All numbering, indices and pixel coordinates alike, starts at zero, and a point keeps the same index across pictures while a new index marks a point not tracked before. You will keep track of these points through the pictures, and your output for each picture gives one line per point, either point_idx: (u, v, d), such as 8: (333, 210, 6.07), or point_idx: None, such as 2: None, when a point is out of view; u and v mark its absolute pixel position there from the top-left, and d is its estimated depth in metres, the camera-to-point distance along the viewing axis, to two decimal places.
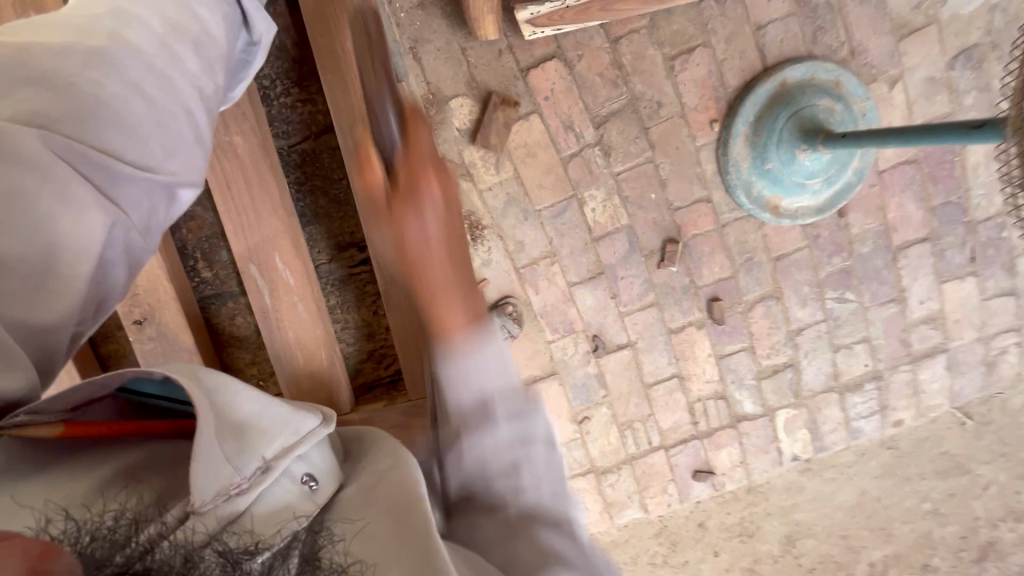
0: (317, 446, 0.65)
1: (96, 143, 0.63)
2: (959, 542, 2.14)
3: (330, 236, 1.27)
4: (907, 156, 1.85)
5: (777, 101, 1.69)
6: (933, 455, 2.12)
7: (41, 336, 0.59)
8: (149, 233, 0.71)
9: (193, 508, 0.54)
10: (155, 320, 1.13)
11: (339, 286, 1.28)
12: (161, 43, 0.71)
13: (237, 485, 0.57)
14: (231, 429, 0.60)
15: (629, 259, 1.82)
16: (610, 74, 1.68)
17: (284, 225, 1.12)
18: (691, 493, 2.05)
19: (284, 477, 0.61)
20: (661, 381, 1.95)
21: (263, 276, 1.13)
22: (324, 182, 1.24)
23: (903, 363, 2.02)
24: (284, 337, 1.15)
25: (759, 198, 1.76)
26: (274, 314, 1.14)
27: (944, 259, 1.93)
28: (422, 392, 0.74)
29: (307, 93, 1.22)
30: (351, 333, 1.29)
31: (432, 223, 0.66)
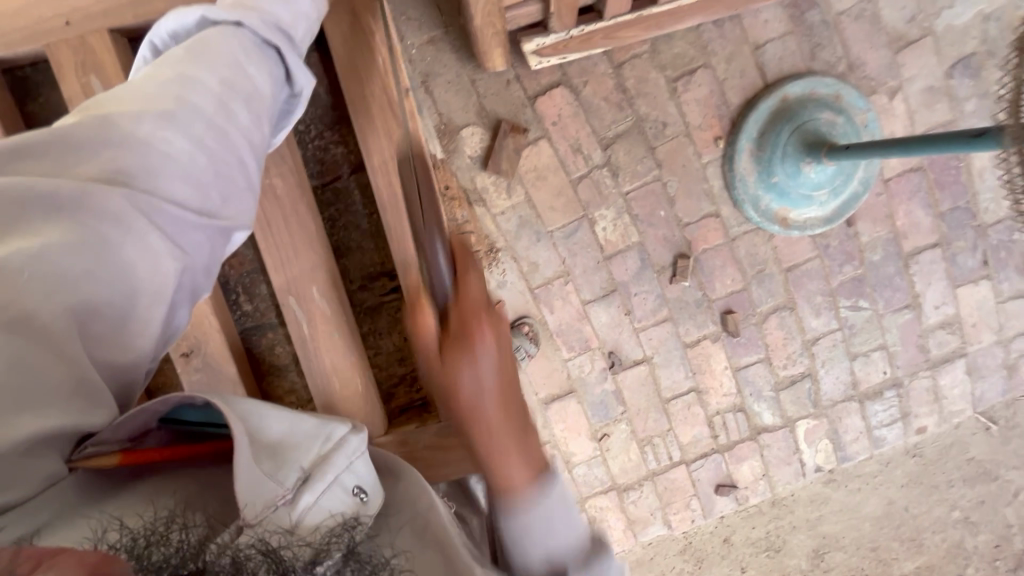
0: (358, 459, 0.72)
1: (165, 197, 0.67)
2: (992, 550, 2.11)
3: (363, 267, 1.29)
4: (912, 163, 1.87)
5: (781, 117, 1.73)
6: (959, 462, 2.09)
7: (120, 370, 0.66)
8: (210, 273, 0.76)
9: (247, 518, 0.59)
10: (201, 351, 1.17)
11: (370, 314, 1.31)
12: (217, 101, 0.74)
13: (281, 497, 0.63)
14: (266, 451, 0.67)
15: (642, 275, 1.85)
16: (615, 97, 1.73)
17: (320, 258, 1.16)
18: (715, 508, 2.03)
19: (336, 486, 0.68)
20: (678, 395, 1.96)
21: (302, 308, 1.17)
22: (355, 216, 1.28)
23: (922, 369, 2.01)
24: (321, 362, 1.19)
25: (768, 210, 1.79)
26: (312, 345, 1.18)
27: (956, 264, 1.94)
28: (416, 322, 0.75)
29: (339, 132, 1.26)
30: (384, 359, 1.32)
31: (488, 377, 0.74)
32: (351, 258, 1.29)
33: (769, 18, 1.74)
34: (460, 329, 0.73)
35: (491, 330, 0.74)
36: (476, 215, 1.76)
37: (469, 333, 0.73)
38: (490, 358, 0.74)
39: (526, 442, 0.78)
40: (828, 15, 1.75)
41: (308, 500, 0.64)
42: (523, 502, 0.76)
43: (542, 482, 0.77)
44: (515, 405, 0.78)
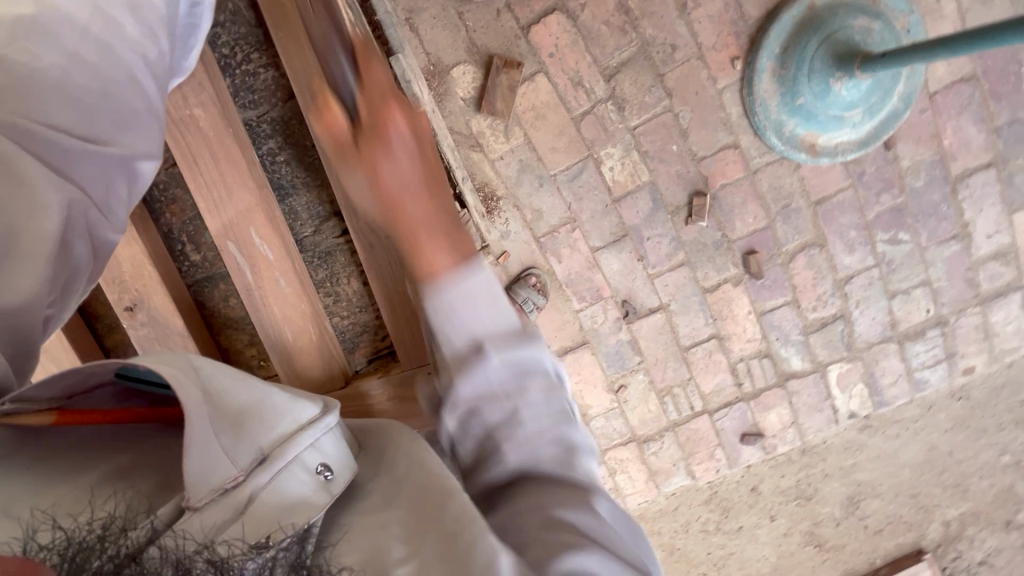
0: (324, 436, 0.65)
1: (42, 120, 0.68)
2: None
3: (312, 211, 1.19)
4: (963, 72, 1.62)
5: (805, 27, 1.52)
6: (1011, 404, 1.99)
7: (12, 320, 0.61)
8: (111, 207, 0.78)
9: (189, 503, 0.54)
10: (145, 305, 1.16)
11: (324, 260, 1.21)
12: (97, 13, 0.75)
13: (232, 479, 0.57)
14: (227, 420, 0.60)
15: (655, 217, 1.73)
16: (616, 21, 1.57)
17: (256, 196, 1.10)
18: (740, 457, 1.98)
19: (298, 465, 0.61)
20: (698, 343, 1.86)
21: (242, 251, 1.12)
22: (293, 147, 1.17)
23: (971, 306, 1.84)
24: (270, 313, 1.15)
25: (793, 137, 1.61)
26: (258, 292, 1.14)
27: (1014, 186, 1.71)
28: None
29: (267, 55, 1.14)
30: (345, 305, 1.23)
31: None
32: (295, 195, 1.19)
33: None
34: (417, 292, 0.72)
35: None
36: (472, 162, 1.66)
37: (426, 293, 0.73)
38: None
39: None
40: None
41: (262, 481, 0.58)
42: (504, 443, 0.72)
43: (518, 429, 0.72)
44: None
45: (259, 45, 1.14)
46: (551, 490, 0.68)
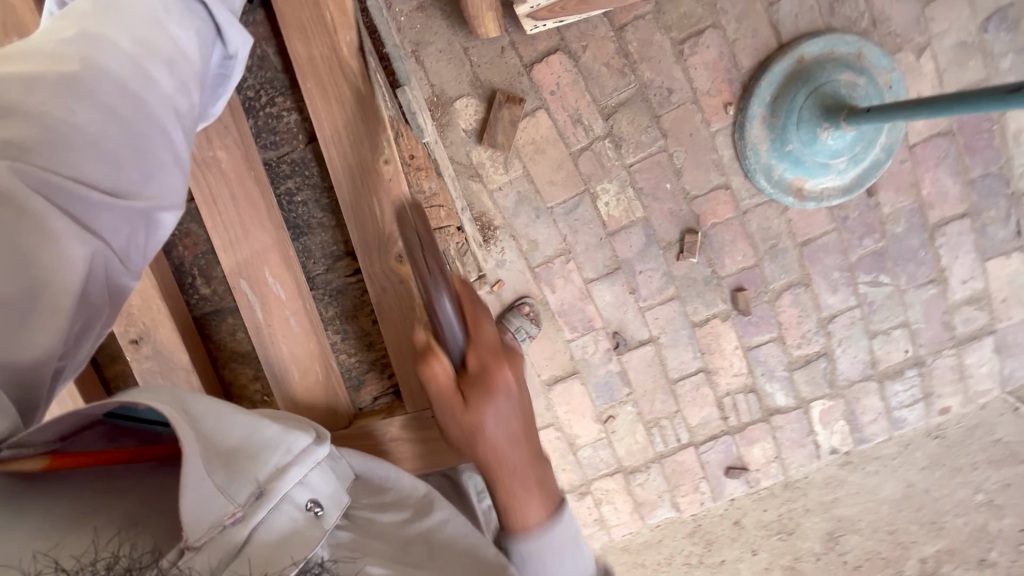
0: (314, 472, 0.75)
1: (71, 175, 0.64)
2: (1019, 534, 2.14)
3: (327, 249, 1.17)
4: (941, 127, 1.69)
5: (795, 79, 1.59)
6: (985, 443, 2.05)
7: (22, 371, 0.61)
8: (131, 259, 0.74)
9: (187, 542, 0.59)
10: (151, 338, 1.16)
11: (333, 297, 1.20)
12: (134, 64, 0.71)
13: (230, 515, 0.63)
14: (220, 460, 0.67)
15: (647, 252, 1.77)
16: (616, 63, 1.62)
17: (271, 237, 1.11)
18: (724, 490, 2.03)
19: (288, 503, 0.69)
20: (687, 375, 1.90)
21: (253, 289, 1.13)
22: (313, 189, 1.16)
23: (947, 347, 1.91)
24: (279, 353, 1.16)
25: (781, 181, 1.68)
26: (266, 329, 1.15)
27: (987, 235, 1.79)
28: (433, 372, 0.83)
29: (293, 98, 1.13)
30: (353, 345, 1.22)
31: (505, 429, 0.84)
32: (310, 236, 1.17)
33: None
34: (482, 379, 0.83)
35: (509, 371, 0.85)
36: (471, 192, 1.69)
37: (490, 381, 0.83)
38: (511, 407, 0.85)
39: (545, 484, 0.88)
40: None
41: (260, 516, 0.65)
42: (528, 512, 0.86)
43: (548, 504, 0.87)
44: (533, 448, 0.88)
45: (281, 86, 1.13)
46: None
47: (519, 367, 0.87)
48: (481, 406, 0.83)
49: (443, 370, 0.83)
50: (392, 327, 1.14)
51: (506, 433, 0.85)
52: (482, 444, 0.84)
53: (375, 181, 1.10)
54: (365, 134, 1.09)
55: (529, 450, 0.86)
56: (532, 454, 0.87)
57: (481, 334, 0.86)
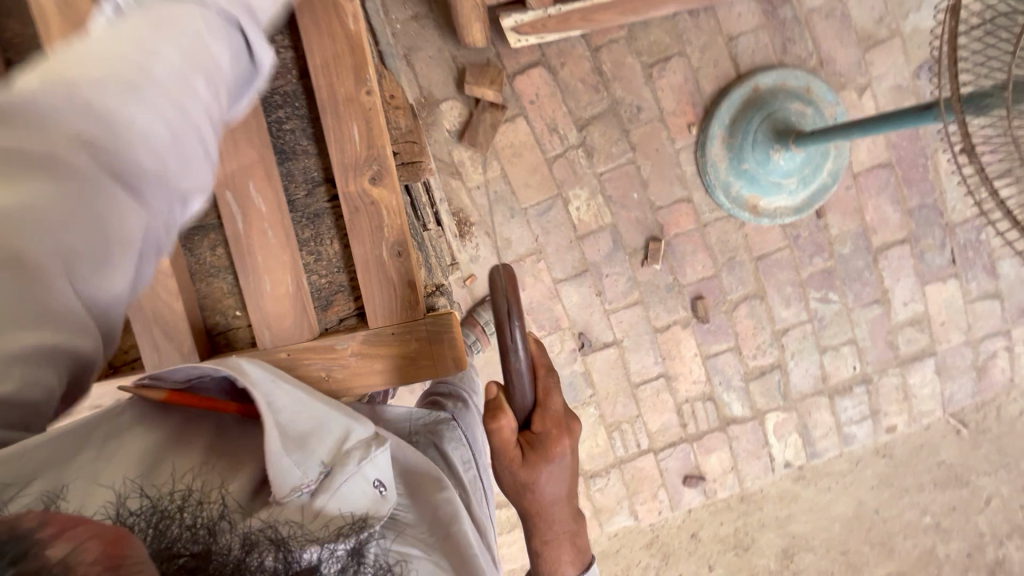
0: (379, 453, 0.80)
1: (198, 75, 0.64)
2: (964, 559, 2.20)
3: (308, 172, 1.12)
4: (881, 159, 1.87)
5: (751, 106, 1.75)
6: (930, 465, 2.14)
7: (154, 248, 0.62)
8: None
9: (275, 498, 0.72)
10: None
11: (310, 218, 1.12)
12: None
13: (306, 484, 0.74)
14: (294, 441, 0.78)
15: (614, 257, 1.87)
16: (591, 80, 1.77)
17: (257, 153, 1.06)
18: (682, 500, 2.07)
19: (360, 478, 0.77)
20: (648, 380, 1.96)
21: (237, 202, 1.07)
22: (299, 116, 1.11)
23: (892, 366, 2.02)
24: (255, 267, 1.09)
25: (738, 197, 1.82)
26: (244, 244, 1.08)
27: (924, 261, 1.94)
28: (500, 432, 0.79)
29: (284, 29, 1.09)
30: (326, 267, 1.14)
31: (561, 492, 0.84)
32: (292, 160, 1.12)
33: (742, 11, 1.76)
34: (546, 445, 0.81)
35: (570, 442, 0.82)
36: (451, 188, 1.79)
37: (552, 450, 0.81)
38: (567, 472, 0.83)
39: (579, 547, 0.89)
40: (800, 12, 1.77)
41: (328, 491, 0.74)
42: (560, 564, 0.87)
43: (579, 558, 0.88)
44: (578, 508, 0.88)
45: (276, 19, 1.09)
46: None
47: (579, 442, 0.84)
48: (541, 466, 0.80)
49: (510, 430, 0.79)
50: (363, 246, 1.08)
51: (558, 496, 0.84)
52: (528, 496, 0.83)
53: (362, 116, 1.07)
54: (350, 69, 1.06)
55: (572, 512, 0.86)
56: (575, 514, 0.88)
57: (551, 403, 0.82)
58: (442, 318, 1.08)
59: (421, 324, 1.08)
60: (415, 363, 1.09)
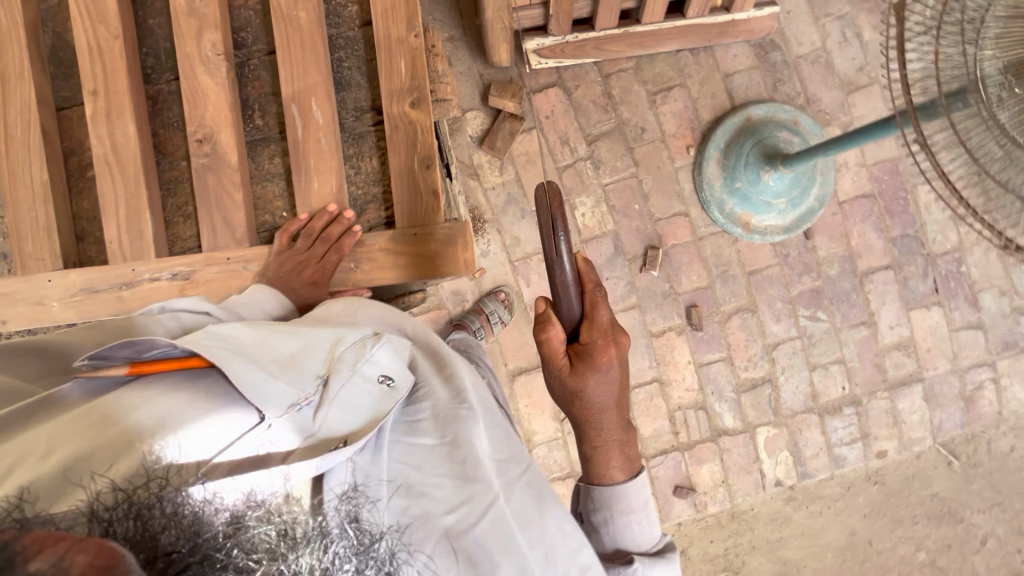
0: (378, 354, 0.91)
1: None
2: None
3: (358, 101, 1.27)
4: (864, 190, 2.03)
5: (743, 132, 1.95)
6: (922, 497, 2.12)
7: None
8: None
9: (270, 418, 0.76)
10: (211, 139, 1.18)
11: (356, 136, 1.27)
12: None
13: (305, 399, 0.80)
14: (280, 362, 0.81)
15: (614, 261, 2.00)
16: (601, 101, 1.98)
17: (324, 76, 1.20)
18: (672, 511, 2.06)
19: (362, 381, 0.87)
20: (642, 384, 2.03)
21: (299, 114, 1.20)
22: (358, 56, 1.27)
23: (880, 390, 2.07)
24: (305, 175, 1.20)
25: (731, 213, 1.97)
26: (299, 150, 1.19)
27: (908, 287, 2.05)
28: (551, 341, 1.01)
29: None
30: (362, 180, 1.27)
31: (608, 391, 1.04)
32: (346, 91, 1.27)
33: (738, 53, 2.00)
34: (592, 352, 1.01)
35: (615, 349, 1.03)
36: (469, 187, 1.97)
37: (598, 355, 1.01)
38: (613, 375, 1.03)
39: (625, 449, 1.08)
40: (789, 57, 2.01)
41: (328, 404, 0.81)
42: (610, 468, 1.08)
43: (627, 465, 1.08)
44: (626, 411, 1.08)
45: None
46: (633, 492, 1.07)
47: (623, 350, 1.04)
48: (586, 374, 1.01)
49: (560, 336, 1.01)
50: (400, 157, 1.19)
51: (607, 397, 1.04)
52: (579, 404, 1.05)
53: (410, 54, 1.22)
54: (403, 16, 1.21)
55: (621, 421, 1.07)
56: (622, 419, 1.08)
57: (597, 317, 1.03)
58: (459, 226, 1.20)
59: (442, 228, 1.19)
60: (436, 263, 1.20)
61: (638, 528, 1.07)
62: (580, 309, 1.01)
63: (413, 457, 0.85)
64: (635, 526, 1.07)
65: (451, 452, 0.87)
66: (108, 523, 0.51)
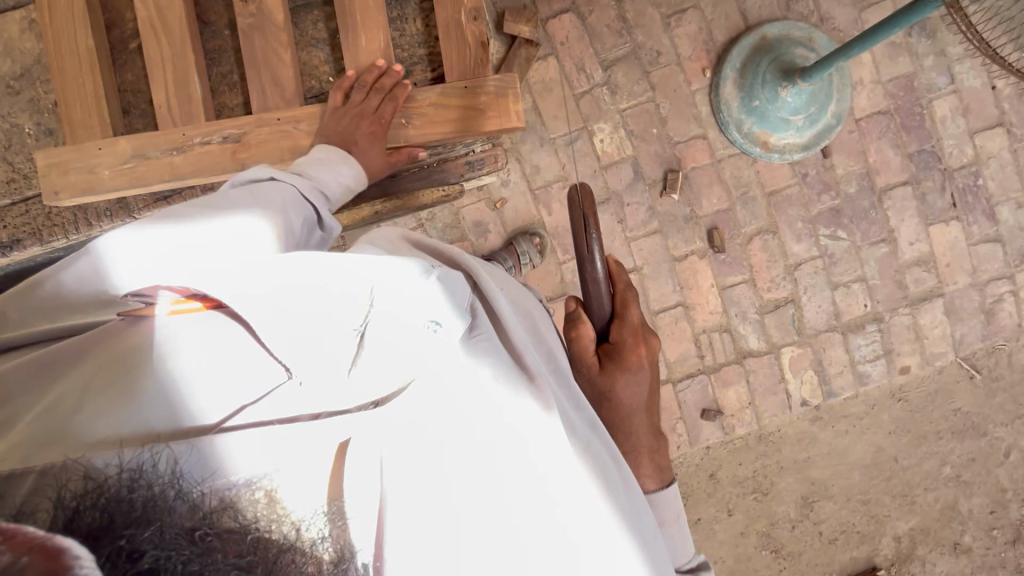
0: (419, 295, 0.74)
1: None
2: (988, 517, 2.15)
3: None
4: (880, 106, 2.04)
5: (760, 51, 1.95)
6: (946, 412, 2.13)
7: None
8: None
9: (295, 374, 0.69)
10: (257, 1, 1.33)
11: (400, 3, 1.46)
12: None
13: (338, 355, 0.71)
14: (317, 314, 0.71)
15: (635, 187, 2.01)
16: (616, 26, 1.98)
17: None
18: (700, 435, 2.08)
19: (406, 327, 0.73)
20: (666, 308, 2.04)
21: None
22: None
23: (902, 306, 2.09)
24: (354, 23, 1.35)
25: (749, 133, 1.98)
26: (347, 2, 1.34)
27: (927, 203, 2.06)
28: (581, 337, 1.08)
29: None
30: (406, 41, 1.46)
31: (641, 388, 1.09)
32: None
33: None
34: (623, 350, 1.07)
35: (645, 350, 1.08)
36: None
37: (630, 354, 1.07)
38: (643, 375, 1.08)
39: (655, 457, 1.10)
40: None
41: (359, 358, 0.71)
42: (642, 475, 1.08)
43: (659, 474, 1.09)
44: (653, 411, 1.13)
45: None
46: (665, 500, 1.07)
47: (652, 352, 1.10)
48: (617, 373, 1.06)
49: (590, 333, 1.07)
50: (446, 12, 1.36)
51: (638, 396, 1.08)
52: (608, 405, 1.08)
53: None
54: None
55: (650, 425, 1.11)
56: (650, 425, 1.12)
57: (627, 315, 1.10)
58: (505, 78, 1.37)
59: (488, 79, 1.36)
60: (481, 112, 1.36)
61: (675, 540, 1.05)
62: (610, 306, 1.09)
63: (457, 422, 0.71)
64: (672, 544, 1.04)
65: (515, 425, 0.73)
66: (72, 514, 0.44)
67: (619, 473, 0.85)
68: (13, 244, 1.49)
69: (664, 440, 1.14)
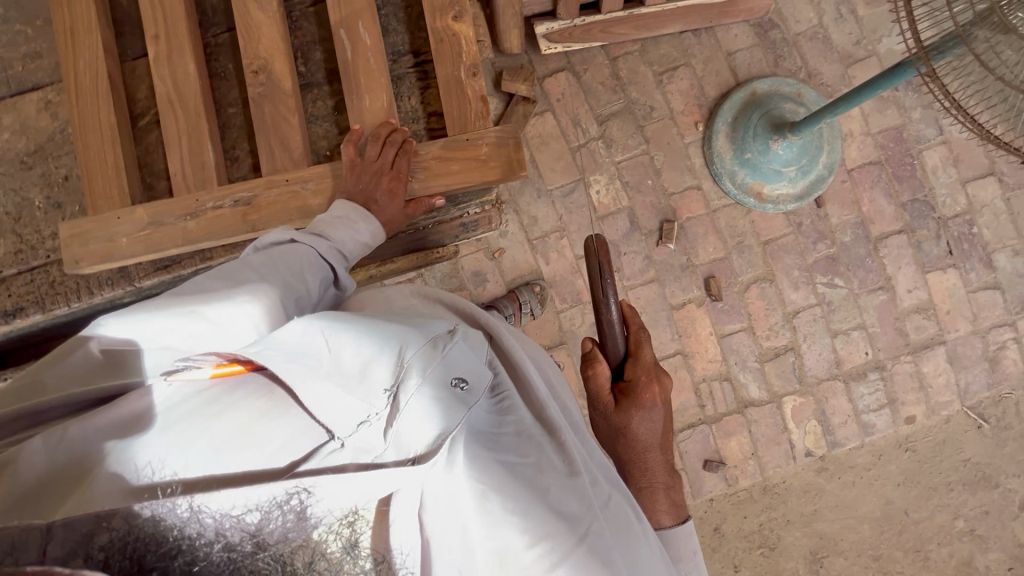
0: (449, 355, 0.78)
1: None
2: (1007, 574, 2.07)
3: (396, 46, 1.54)
4: (871, 157, 2.08)
5: (750, 106, 2.01)
6: (956, 463, 2.08)
7: None
8: None
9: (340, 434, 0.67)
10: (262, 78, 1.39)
11: (397, 81, 1.53)
12: None
13: (376, 413, 0.68)
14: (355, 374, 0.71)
15: (631, 237, 2.04)
16: (610, 83, 2.05)
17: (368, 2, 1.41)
18: (703, 487, 2.04)
19: (439, 385, 0.74)
20: (665, 356, 2.04)
21: (349, 41, 1.40)
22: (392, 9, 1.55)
23: (903, 354, 2.08)
24: (360, 94, 1.40)
25: (743, 184, 2.02)
26: (353, 74, 1.40)
27: (923, 250, 2.08)
28: (597, 375, 1.08)
29: None
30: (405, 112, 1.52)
31: (657, 426, 1.05)
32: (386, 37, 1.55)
33: (738, 33, 2.08)
34: (638, 389, 1.04)
35: (659, 389, 1.06)
36: None
37: (645, 394, 1.04)
38: (658, 414, 1.05)
39: (672, 496, 1.06)
40: (788, 35, 2.09)
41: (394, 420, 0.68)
42: (657, 512, 1.04)
43: (675, 512, 1.04)
44: (670, 450, 1.09)
45: None
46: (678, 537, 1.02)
47: (667, 392, 1.07)
48: (632, 411, 1.04)
49: (605, 370, 1.08)
50: (446, 68, 1.41)
51: (653, 434, 1.05)
52: (623, 441, 1.06)
53: None
54: None
55: (666, 464, 1.07)
56: (668, 464, 1.08)
57: (641, 355, 1.09)
58: (505, 129, 1.42)
59: (490, 130, 1.41)
60: (484, 162, 1.41)
61: None
62: (625, 348, 1.08)
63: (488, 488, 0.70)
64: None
65: (544, 489, 0.74)
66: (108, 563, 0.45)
67: (644, 537, 0.82)
68: (16, 311, 1.52)
69: (680, 477, 1.09)
